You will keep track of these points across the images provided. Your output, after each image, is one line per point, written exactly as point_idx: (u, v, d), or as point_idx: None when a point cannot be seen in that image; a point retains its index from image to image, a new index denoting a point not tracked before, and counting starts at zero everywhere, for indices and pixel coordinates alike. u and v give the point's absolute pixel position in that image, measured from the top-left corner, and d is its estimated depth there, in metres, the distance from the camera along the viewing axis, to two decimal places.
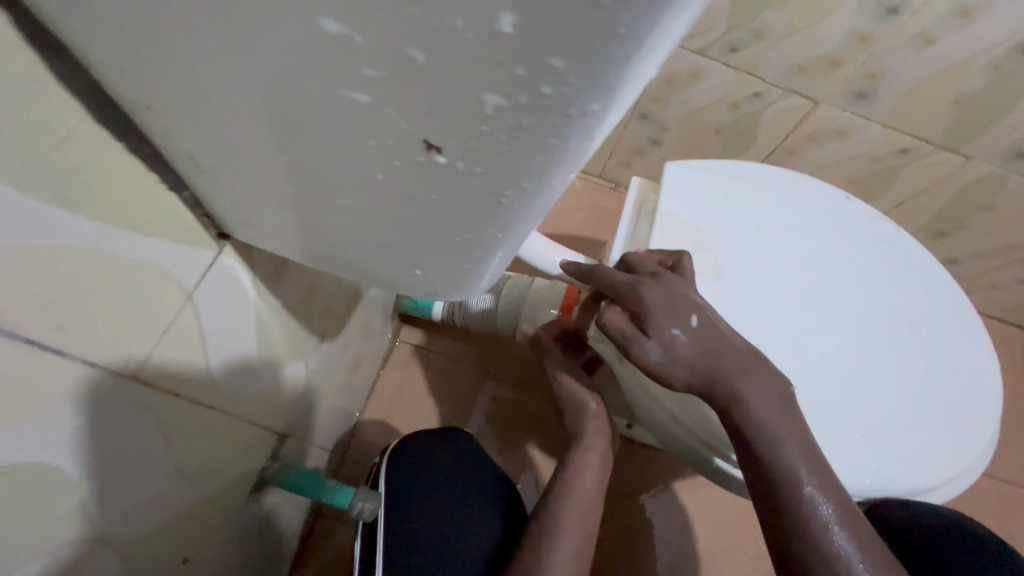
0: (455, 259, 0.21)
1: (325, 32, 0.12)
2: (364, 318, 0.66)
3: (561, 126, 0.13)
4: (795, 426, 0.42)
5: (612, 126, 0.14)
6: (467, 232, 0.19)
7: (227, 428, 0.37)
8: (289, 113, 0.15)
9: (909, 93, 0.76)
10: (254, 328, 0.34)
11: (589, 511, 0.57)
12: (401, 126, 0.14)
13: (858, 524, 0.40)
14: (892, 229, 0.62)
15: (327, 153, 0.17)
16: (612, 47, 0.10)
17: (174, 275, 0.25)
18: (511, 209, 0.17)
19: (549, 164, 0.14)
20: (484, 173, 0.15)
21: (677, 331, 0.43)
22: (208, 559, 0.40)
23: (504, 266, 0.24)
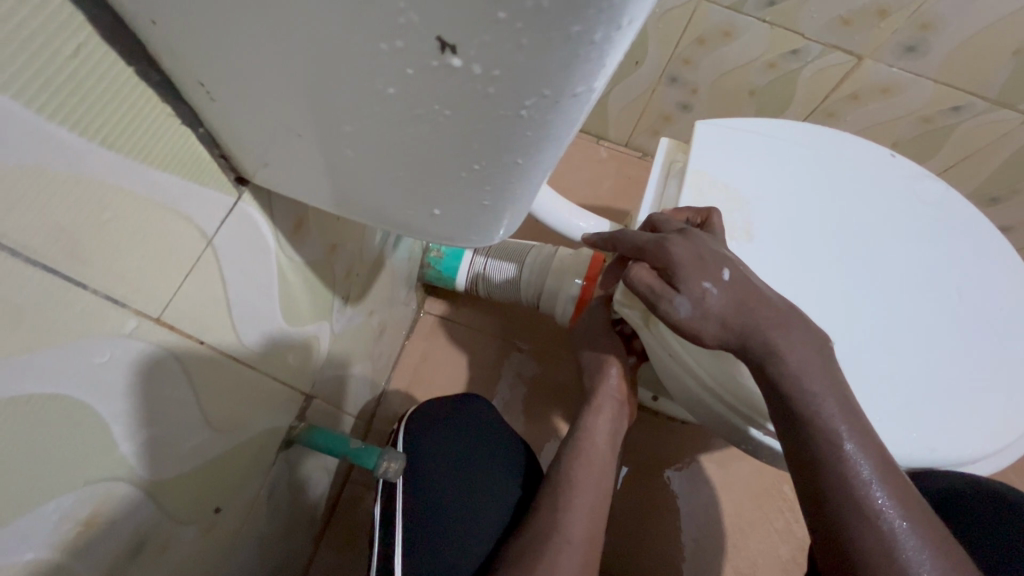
0: (474, 194, 0.21)
1: None
2: (390, 285, 0.67)
3: (587, 8, 0.11)
4: (834, 383, 0.40)
5: (645, 10, 0.12)
6: (488, 158, 0.18)
7: (254, 385, 0.37)
8: (290, 20, 0.14)
9: (964, 44, 0.71)
10: (277, 282, 0.35)
11: (603, 472, 0.57)
12: (410, 24, 0.13)
13: (897, 481, 0.39)
14: (940, 189, 0.59)
15: (340, 74, 0.16)
16: None
17: (195, 216, 0.25)
18: (534, 124, 0.16)
19: (573, 62, 0.13)
20: (502, 78, 0.14)
21: (709, 284, 0.41)
22: (237, 512, 0.41)
23: (526, 206, 0.23)
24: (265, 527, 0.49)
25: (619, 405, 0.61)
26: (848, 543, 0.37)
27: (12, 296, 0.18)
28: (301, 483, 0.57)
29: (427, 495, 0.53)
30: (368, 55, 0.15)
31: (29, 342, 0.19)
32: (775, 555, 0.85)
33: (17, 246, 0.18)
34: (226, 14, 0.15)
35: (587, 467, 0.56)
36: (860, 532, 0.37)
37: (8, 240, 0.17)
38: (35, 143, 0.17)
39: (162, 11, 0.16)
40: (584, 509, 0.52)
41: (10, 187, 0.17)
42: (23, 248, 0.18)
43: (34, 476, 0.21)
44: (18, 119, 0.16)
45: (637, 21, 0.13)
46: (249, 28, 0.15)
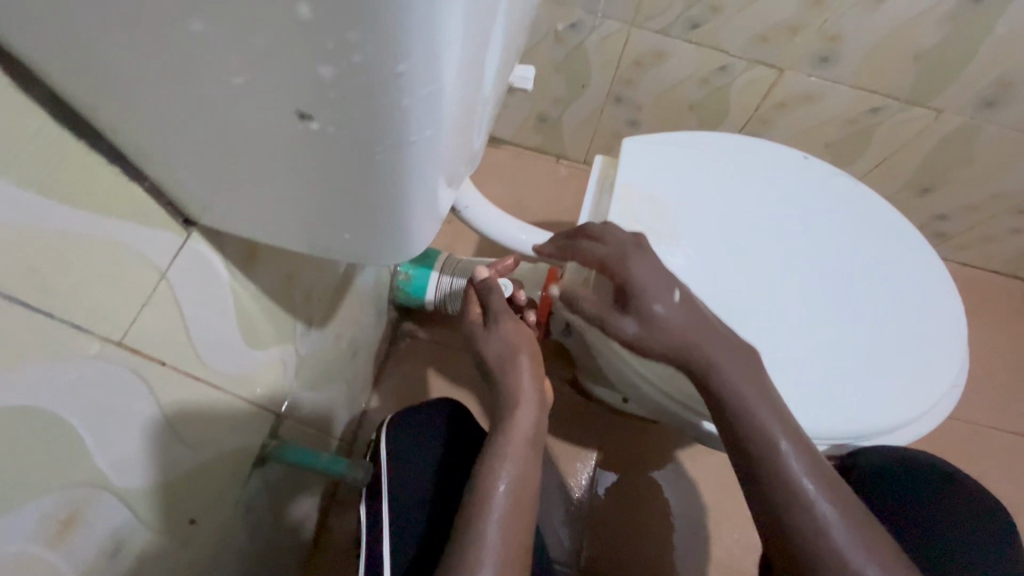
0: (370, 220, 0.26)
1: (198, 35, 0.17)
2: (358, 309, 0.71)
3: (383, 80, 0.17)
4: (760, 385, 0.45)
5: (438, 80, 0.17)
6: (367, 190, 0.23)
7: (221, 405, 0.41)
8: (194, 102, 0.20)
9: (870, 53, 0.77)
10: (234, 310, 0.39)
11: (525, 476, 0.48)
12: (276, 101, 0.19)
13: (827, 479, 0.43)
14: (850, 184, 0.64)
15: (245, 140, 0.21)
16: (383, 20, 0.14)
17: (149, 256, 0.30)
18: (389, 163, 0.21)
19: (395, 116, 0.18)
20: (350, 131, 0.19)
21: (659, 306, 0.46)
22: (214, 525, 0.45)
23: (422, 228, 0.28)
24: (246, 541, 0.53)
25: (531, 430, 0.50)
26: (783, 527, 0.42)
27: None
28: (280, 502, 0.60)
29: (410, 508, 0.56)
30: (255, 122, 0.20)
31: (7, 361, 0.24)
32: (751, 544, 0.88)
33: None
34: (149, 101, 0.21)
35: (500, 500, 0.46)
36: (800, 527, 0.41)
37: None
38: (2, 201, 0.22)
39: (105, 99, 0.21)
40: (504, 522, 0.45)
41: None
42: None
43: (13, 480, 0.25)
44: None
45: (445, 87, 0.18)
46: (168, 109, 0.21)
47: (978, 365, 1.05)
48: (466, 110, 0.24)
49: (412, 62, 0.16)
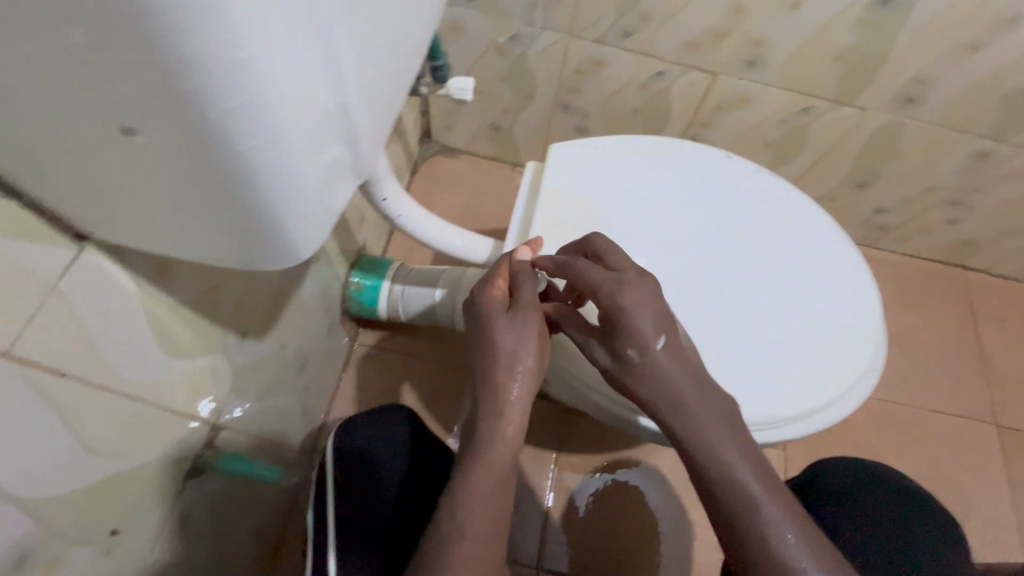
0: (224, 223, 0.30)
1: (29, 74, 0.23)
2: (302, 318, 0.72)
3: (167, 94, 0.23)
4: (722, 420, 0.47)
5: (217, 96, 0.23)
6: (208, 194, 0.28)
7: (135, 413, 0.43)
8: (53, 129, 0.26)
9: (793, 55, 0.80)
10: (143, 317, 0.42)
11: (500, 489, 0.48)
12: (107, 118, 0.25)
13: (811, 535, 0.43)
14: (771, 181, 0.67)
15: (102, 156, 0.28)
16: (139, 43, 0.20)
17: (32, 269, 0.34)
18: (211, 167, 0.26)
19: (192, 124, 0.24)
20: (164, 138, 0.25)
21: (633, 352, 0.48)
22: (144, 534, 0.47)
23: (280, 237, 0.32)
24: (187, 551, 0.54)
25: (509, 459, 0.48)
26: (743, 555, 0.43)
27: None
28: (225, 509, 0.61)
29: (359, 521, 0.58)
30: (99, 139, 0.26)
31: None
32: (706, 536, 0.91)
33: None
34: (23, 131, 0.27)
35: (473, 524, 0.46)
36: None
37: None
38: None
39: None
40: (473, 565, 0.44)
41: None
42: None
43: None
44: None
45: (235, 103, 0.24)
46: (38, 137, 0.27)
47: (922, 352, 1.09)
48: (313, 135, 0.29)
49: (185, 78, 0.22)
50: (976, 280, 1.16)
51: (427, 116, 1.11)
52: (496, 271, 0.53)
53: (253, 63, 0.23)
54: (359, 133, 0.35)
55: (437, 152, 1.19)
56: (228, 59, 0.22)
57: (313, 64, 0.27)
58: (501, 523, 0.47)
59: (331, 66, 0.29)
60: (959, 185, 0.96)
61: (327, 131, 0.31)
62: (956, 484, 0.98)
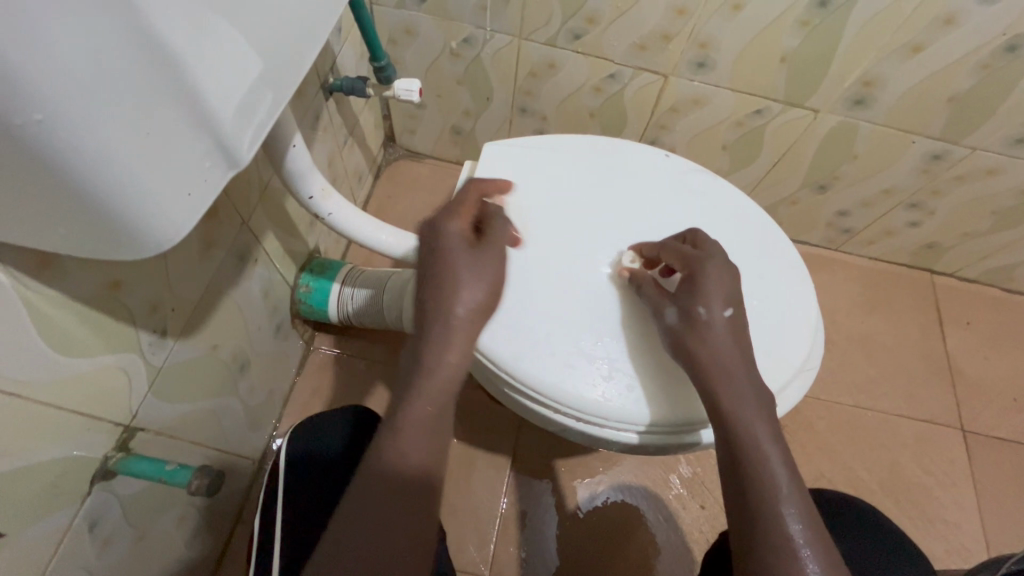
0: (52, 205, 0.30)
1: None
2: (240, 321, 0.72)
3: None
4: (764, 410, 0.47)
5: None
6: (19, 173, 0.28)
7: (26, 414, 0.42)
8: None
9: (740, 55, 0.80)
10: (29, 317, 0.40)
11: (439, 423, 0.46)
12: None
13: (813, 523, 0.43)
14: (707, 179, 0.66)
15: None
16: None
17: None
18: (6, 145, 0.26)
19: None
20: None
21: (703, 310, 0.50)
22: (35, 538, 0.45)
23: (116, 223, 0.32)
24: (99, 550, 0.54)
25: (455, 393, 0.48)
26: (750, 527, 0.43)
27: None
28: (149, 513, 0.60)
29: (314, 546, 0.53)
30: None
31: None
32: (662, 542, 0.90)
33: None
34: None
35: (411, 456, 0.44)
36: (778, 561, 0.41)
37: None
38: None
39: None
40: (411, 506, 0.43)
41: None
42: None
43: None
44: None
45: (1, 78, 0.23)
46: None
47: (887, 356, 1.08)
48: (139, 121, 0.29)
49: None
50: (943, 283, 1.15)
51: (389, 120, 1.11)
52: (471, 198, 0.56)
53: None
54: (221, 133, 0.34)
55: (401, 156, 1.18)
56: None
57: (124, 48, 0.26)
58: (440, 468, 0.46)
59: (158, 55, 0.28)
60: (916, 188, 0.96)
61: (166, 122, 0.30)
62: (921, 490, 0.97)
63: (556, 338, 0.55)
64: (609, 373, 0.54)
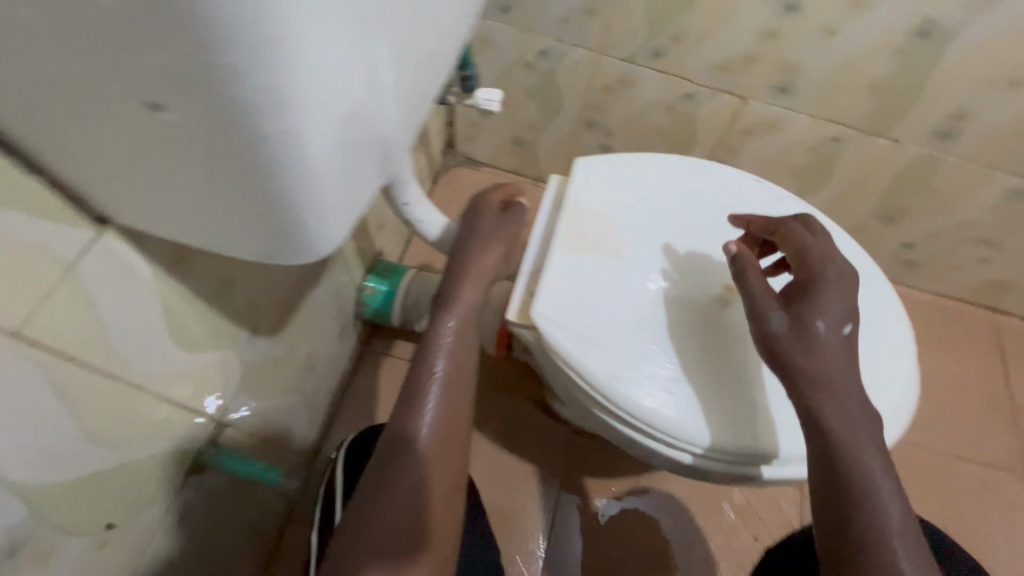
0: (259, 215, 0.29)
1: (59, 49, 0.22)
2: (314, 320, 0.72)
3: (206, 73, 0.21)
4: (871, 424, 0.46)
5: (253, 75, 0.21)
6: (240, 181, 0.27)
7: (145, 406, 0.42)
8: (72, 104, 0.25)
9: (826, 81, 0.79)
10: (162, 309, 0.41)
11: (449, 390, 0.55)
12: (133, 94, 0.23)
13: (905, 527, 0.44)
14: (800, 207, 0.65)
15: (127, 137, 0.26)
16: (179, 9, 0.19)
17: (47, 250, 0.32)
18: (248, 156, 0.25)
19: (228, 106, 0.23)
20: (194, 121, 0.24)
21: (822, 324, 0.47)
22: (137, 529, 0.45)
23: (317, 232, 0.31)
24: (181, 545, 0.53)
25: (467, 362, 0.57)
26: (845, 529, 0.44)
27: None
28: (222, 508, 0.60)
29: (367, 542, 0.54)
30: (121, 117, 0.25)
31: None
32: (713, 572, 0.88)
33: None
34: (34, 106, 0.26)
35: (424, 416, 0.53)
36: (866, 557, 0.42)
37: None
38: None
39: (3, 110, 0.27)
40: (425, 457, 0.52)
41: None
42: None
43: None
44: None
45: (275, 88, 0.22)
46: (53, 115, 0.26)
47: (949, 395, 1.05)
48: (350, 123, 0.28)
49: (224, 57, 0.20)
50: (1007, 324, 1.12)
51: (452, 126, 1.12)
52: (488, 188, 0.65)
53: (281, 40, 0.21)
54: (391, 130, 0.33)
55: (458, 163, 1.19)
56: (268, 38, 0.20)
57: (353, 46, 0.25)
58: (452, 436, 0.55)
59: (372, 49, 0.27)
60: (992, 224, 0.93)
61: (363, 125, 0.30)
62: (981, 537, 0.94)
63: (650, 360, 0.54)
64: (703, 400, 0.53)
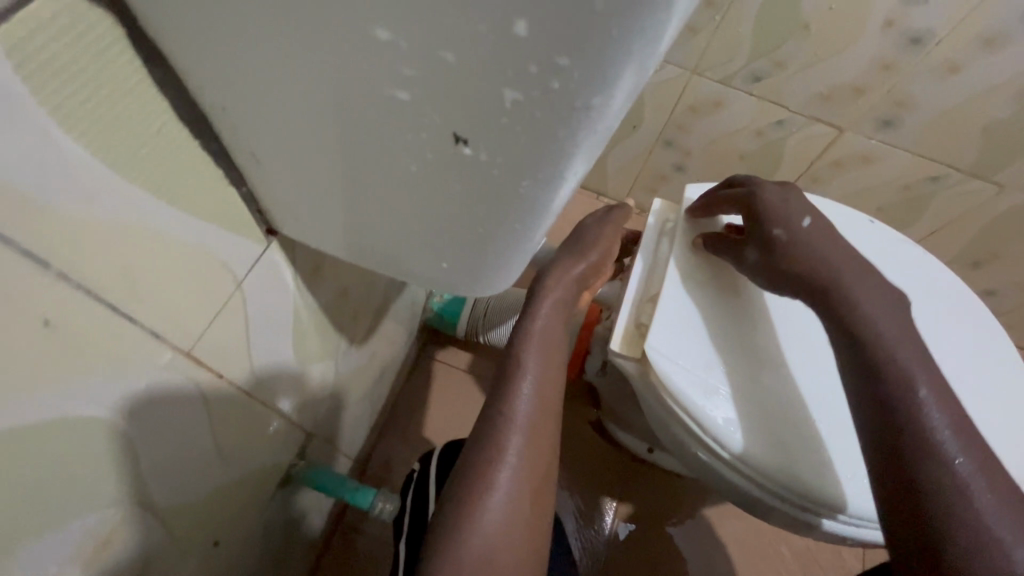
0: (484, 247, 0.28)
1: (373, 67, 0.19)
2: (392, 328, 0.70)
3: (566, 118, 0.18)
4: (925, 364, 0.43)
5: (611, 123, 0.19)
6: (491, 217, 0.25)
7: (260, 421, 0.40)
8: (342, 121, 0.22)
9: (938, 119, 0.76)
10: (292, 322, 0.39)
11: (548, 378, 0.50)
12: (441, 126, 0.21)
13: (999, 490, 0.37)
14: (920, 253, 0.62)
15: (388, 161, 0.24)
16: (607, 55, 0.16)
17: (229, 264, 0.30)
18: (528, 196, 0.23)
19: (555, 151, 0.20)
20: (497, 161, 0.21)
21: (778, 231, 0.49)
22: (233, 544, 0.43)
23: (521, 261, 0.30)
24: (258, 558, 0.50)
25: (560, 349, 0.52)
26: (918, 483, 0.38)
27: (34, 324, 0.20)
28: (291, 519, 0.58)
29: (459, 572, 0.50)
30: (401, 141, 0.22)
31: (88, 362, 0.23)
32: None
33: (75, 277, 0.21)
34: (285, 113, 0.23)
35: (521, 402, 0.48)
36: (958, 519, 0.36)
37: (60, 269, 0.20)
38: (110, 197, 0.22)
39: (229, 113, 0.24)
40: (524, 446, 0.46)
41: (103, 241, 0.22)
42: (70, 272, 0.21)
43: (73, 500, 0.24)
44: (81, 164, 0.20)
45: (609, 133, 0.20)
46: (306, 124, 0.23)
47: None
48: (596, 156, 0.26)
49: (601, 104, 0.18)
50: None
51: None
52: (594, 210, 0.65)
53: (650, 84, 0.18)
54: None
55: None
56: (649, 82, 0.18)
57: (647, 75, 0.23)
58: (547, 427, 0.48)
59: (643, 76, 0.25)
60: None
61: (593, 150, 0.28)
62: None
63: (768, 407, 0.51)
64: (819, 455, 0.50)
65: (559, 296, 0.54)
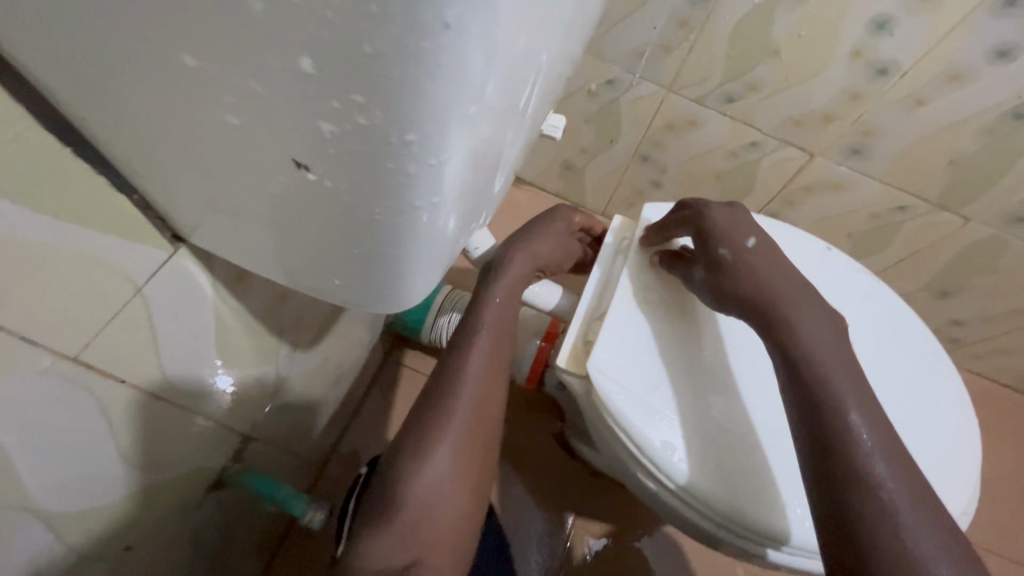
0: (364, 264, 0.30)
1: (200, 96, 0.22)
2: (349, 332, 0.69)
3: (382, 149, 0.21)
4: (858, 386, 0.44)
5: (432, 155, 0.21)
6: (357, 237, 0.27)
7: (176, 424, 0.41)
8: (202, 146, 0.25)
9: (904, 150, 0.76)
10: (209, 327, 0.41)
11: (486, 387, 0.49)
12: (283, 154, 0.23)
13: (933, 526, 0.38)
14: (872, 282, 0.62)
15: (251, 183, 0.26)
16: (389, 93, 0.18)
17: (126, 272, 0.33)
18: (383, 218, 0.25)
19: (385, 177, 0.22)
20: (337, 184, 0.24)
21: (722, 249, 0.50)
22: (151, 547, 0.43)
23: (412, 280, 0.32)
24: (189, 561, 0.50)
25: (504, 357, 0.51)
26: (853, 515, 0.38)
27: None
28: (230, 522, 0.57)
29: None
30: (254, 166, 0.25)
31: None
32: None
33: None
34: (151, 134, 0.26)
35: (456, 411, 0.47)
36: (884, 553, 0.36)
37: None
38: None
39: (106, 130, 0.27)
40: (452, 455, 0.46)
41: None
42: None
43: None
44: None
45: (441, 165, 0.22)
46: (172, 147, 0.26)
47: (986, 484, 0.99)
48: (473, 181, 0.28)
49: (416, 139, 0.20)
50: None
51: None
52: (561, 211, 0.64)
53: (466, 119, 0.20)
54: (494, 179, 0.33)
55: None
56: (457, 119, 0.20)
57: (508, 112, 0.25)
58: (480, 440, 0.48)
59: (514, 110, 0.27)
60: None
61: (479, 192, 0.31)
62: None
63: (706, 432, 0.50)
64: (757, 484, 0.49)
65: (503, 302, 0.52)
